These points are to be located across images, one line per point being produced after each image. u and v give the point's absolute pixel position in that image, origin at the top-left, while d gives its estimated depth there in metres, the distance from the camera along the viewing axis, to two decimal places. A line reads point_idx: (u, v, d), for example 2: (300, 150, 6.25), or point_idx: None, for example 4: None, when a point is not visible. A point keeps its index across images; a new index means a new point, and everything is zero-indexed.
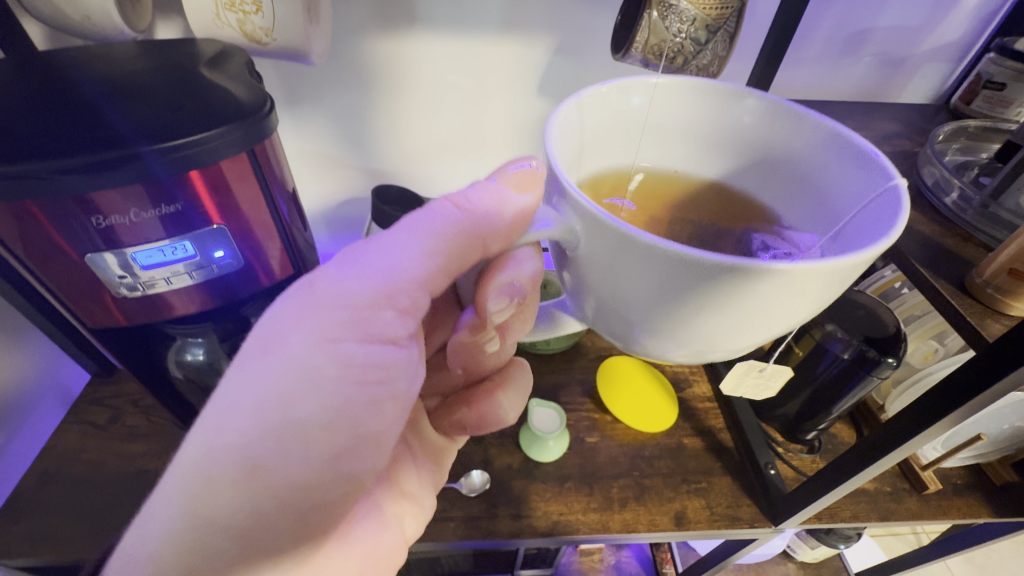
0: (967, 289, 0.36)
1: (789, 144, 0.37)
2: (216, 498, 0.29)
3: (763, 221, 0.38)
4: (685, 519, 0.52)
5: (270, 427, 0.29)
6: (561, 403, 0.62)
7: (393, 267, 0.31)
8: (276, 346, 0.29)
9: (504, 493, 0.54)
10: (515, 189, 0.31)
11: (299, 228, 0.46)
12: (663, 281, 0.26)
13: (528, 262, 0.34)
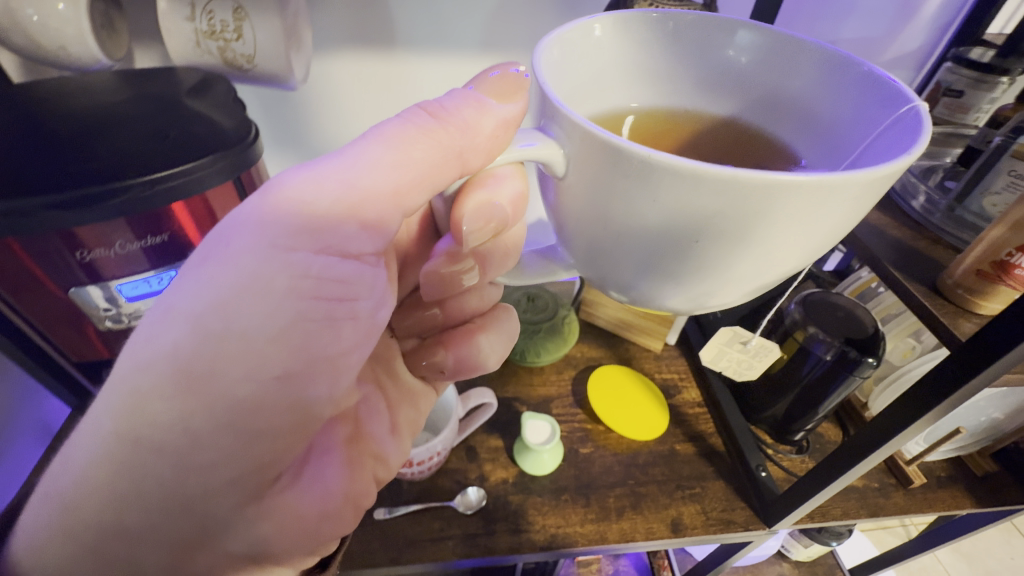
0: (939, 290, 0.37)
1: (791, 78, 0.34)
2: (163, 406, 0.29)
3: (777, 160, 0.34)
4: (682, 526, 0.53)
5: (214, 333, 0.29)
6: (553, 415, 0.62)
7: (357, 173, 0.30)
8: (228, 248, 0.29)
9: (501, 508, 0.53)
10: (496, 97, 0.31)
11: None
12: (653, 201, 0.23)
13: (508, 183, 0.33)
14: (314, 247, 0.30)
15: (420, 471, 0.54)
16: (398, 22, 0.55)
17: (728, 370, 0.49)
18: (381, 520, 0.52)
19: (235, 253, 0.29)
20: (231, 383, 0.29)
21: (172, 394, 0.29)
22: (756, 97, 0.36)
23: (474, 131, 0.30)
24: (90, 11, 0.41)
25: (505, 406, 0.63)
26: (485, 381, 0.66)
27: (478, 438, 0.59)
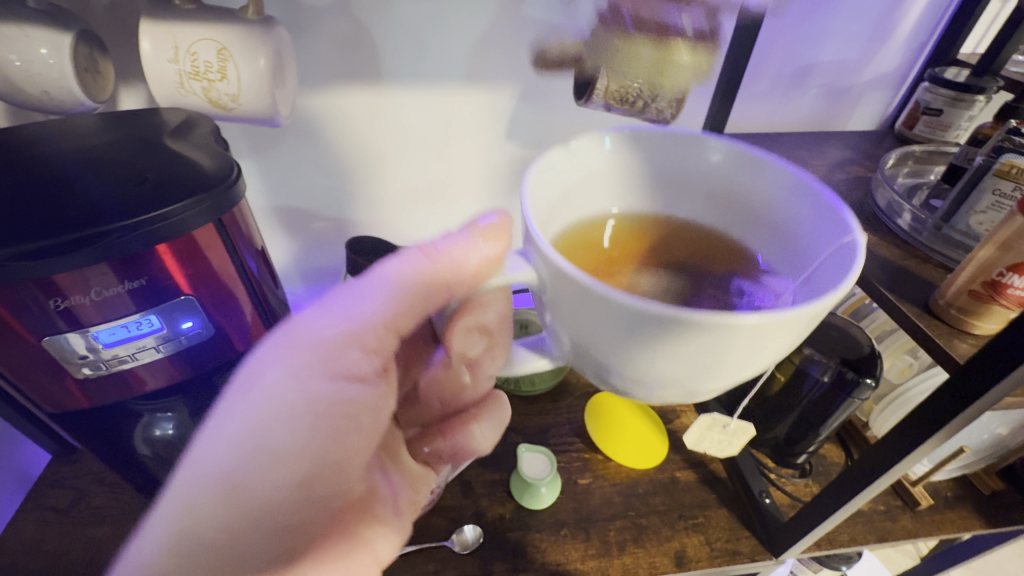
0: (932, 311, 0.37)
1: (756, 190, 0.34)
2: (181, 527, 0.29)
3: (737, 267, 0.34)
4: (686, 559, 0.51)
5: (244, 452, 0.30)
6: (550, 445, 0.61)
7: (360, 309, 0.32)
8: (255, 381, 0.31)
9: (498, 546, 0.52)
10: (483, 241, 0.30)
11: (269, 286, 0.45)
12: (623, 333, 0.24)
13: (495, 305, 0.31)
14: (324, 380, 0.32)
15: None
16: (383, 57, 0.56)
17: (710, 450, 0.49)
18: None
19: (258, 386, 0.31)
20: (248, 507, 0.30)
21: (193, 515, 0.30)
22: (723, 197, 0.36)
23: (459, 277, 0.29)
24: (74, 54, 0.41)
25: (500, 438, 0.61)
26: None
27: (474, 472, 0.58)
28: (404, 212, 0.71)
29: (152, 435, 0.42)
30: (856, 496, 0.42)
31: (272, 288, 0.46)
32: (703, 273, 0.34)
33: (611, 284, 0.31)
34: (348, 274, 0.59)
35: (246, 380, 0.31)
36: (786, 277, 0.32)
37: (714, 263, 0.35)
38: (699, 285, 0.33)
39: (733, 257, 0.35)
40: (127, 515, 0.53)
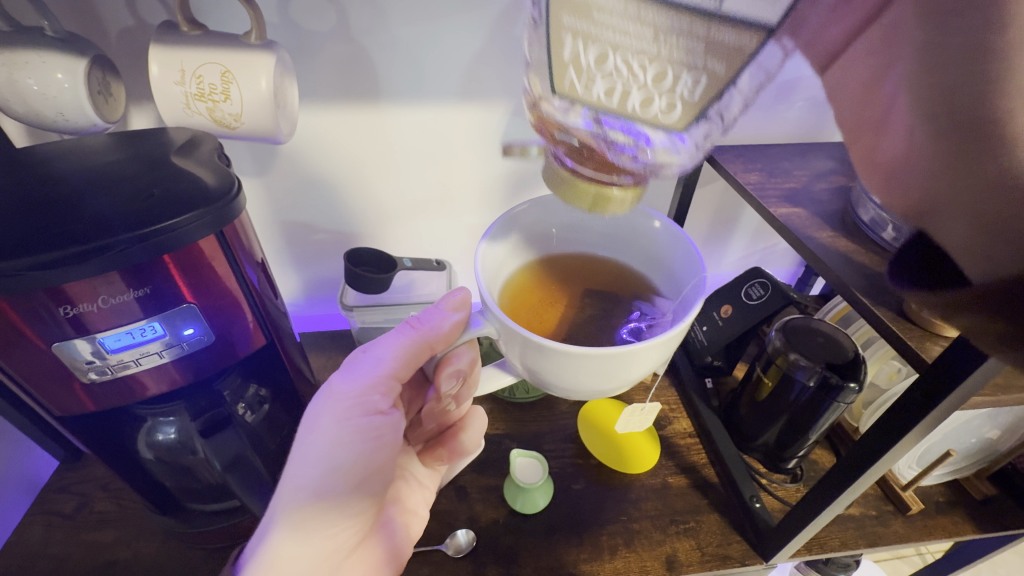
0: (906, 316, 0.38)
1: (648, 237, 0.48)
2: (291, 540, 0.38)
3: (640, 293, 0.48)
4: (677, 563, 0.52)
5: (321, 473, 0.39)
6: (544, 451, 0.62)
7: (376, 365, 0.43)
8: (316, 425, 0.41)
9: (492, 550, 0.52)
10: (452, 311, 0.43)
11: (270, 296, 0.47)
12: (560, 364, 0.36)
13: (465, 355, 0.42)
14: (365, 418, 0.41)
15: None
16: (380, 77, 0.58)
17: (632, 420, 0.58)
18: None
19: (322, 426, 0.40)
20: (336, 509, 0.40)
21: (299, 529, 0.38)
22: (632, 246, 0.50)
23: (445, 334, 0.42)
24: (88, 77, 0.44)
25: (495, 444, 0.62)
26: None
27: (468, 478, 0.59)
28: (402, 224, 0.73)
29: (155, 440, 0.43)
30: (840, 497, 0.42)
31: (272, 301, 0.48)
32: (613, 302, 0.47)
33: (548, 311, 0.45)
34: (347, 285, 0.61)
35: (311, 418, 0.41)
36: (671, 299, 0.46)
37: (614, 295, 0.48)
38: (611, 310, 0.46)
39: (636, 290, 0.48)
40: (130, 520, 0.54)
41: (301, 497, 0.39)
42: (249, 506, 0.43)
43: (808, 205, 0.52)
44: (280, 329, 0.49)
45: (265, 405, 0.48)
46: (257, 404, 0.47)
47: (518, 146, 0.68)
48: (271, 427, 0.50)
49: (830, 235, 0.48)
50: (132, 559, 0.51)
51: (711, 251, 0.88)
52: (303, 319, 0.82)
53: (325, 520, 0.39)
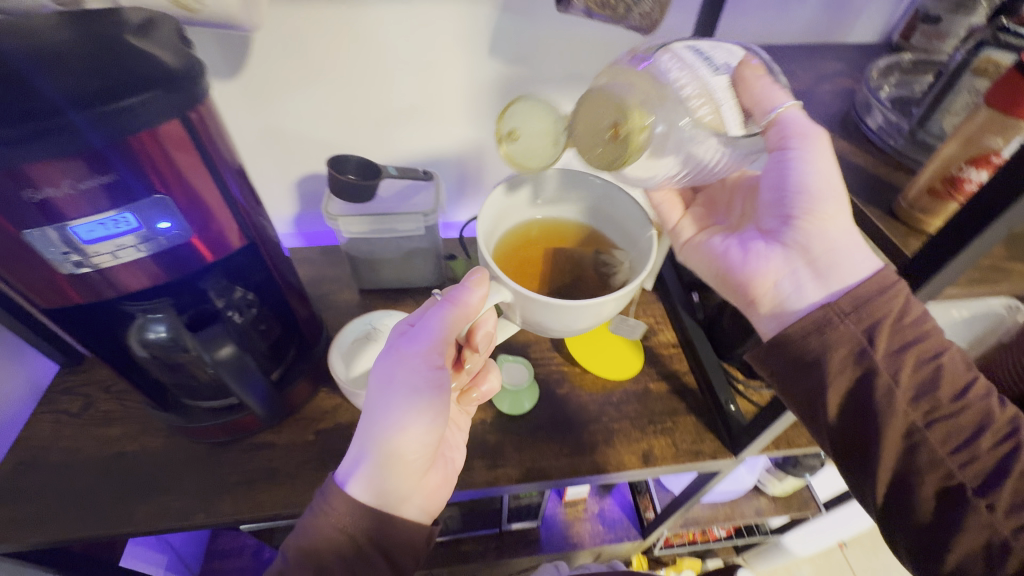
0: (895, 215, 0.38)
1: (615, 200, 0.52)
2: (380, 474, 0.41)
3: (605, 248, 0.53)
4: (652, 457, 0.55)
5: (399, 418, 0.41)
6: (531, 359, 0.64)
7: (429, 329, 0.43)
8: (389, 375, 0.42)
9: (478, 445, 0.56)
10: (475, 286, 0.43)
11: (253, 205, 0.46)
12: (547, 313, 0.43)
13: (489, 320, 0.46)
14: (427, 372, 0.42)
15: None
16: None
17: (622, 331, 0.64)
18: None
19: (394, 378, 0.42)
20: (417, 446, 0.42)
21: (385, 464, 0.41)
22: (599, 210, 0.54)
23: (475, 308, 0.43)
24: None
25: None
26: None
27: None
28: (389, 134, 0.71)
29: (147, 337, 0.42)
30: None
31: (259, 212, 0.48)
32: (584, 259, 0.52)
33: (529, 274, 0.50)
34: (333, 193, 0.60)
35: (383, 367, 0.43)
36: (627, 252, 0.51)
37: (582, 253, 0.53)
38: (582, 267, 0.52)
39: (602, 247, 0.53)
40: (134, 417, 0.57)
41: (386, 435, 0.41)
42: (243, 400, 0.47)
43: (810, 107, 0.50)
44: (266, 238, 0.49)
45: (254, 309, 0.49)
46: (244, 306, 0.48)
47: (507, 47, 0.63)
48: (260, 329, 0.51)
49: (828, 135, 0.46)
50: (140, 451, 0.54)
51: None
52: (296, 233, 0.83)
53: (409, 454, 0.42)
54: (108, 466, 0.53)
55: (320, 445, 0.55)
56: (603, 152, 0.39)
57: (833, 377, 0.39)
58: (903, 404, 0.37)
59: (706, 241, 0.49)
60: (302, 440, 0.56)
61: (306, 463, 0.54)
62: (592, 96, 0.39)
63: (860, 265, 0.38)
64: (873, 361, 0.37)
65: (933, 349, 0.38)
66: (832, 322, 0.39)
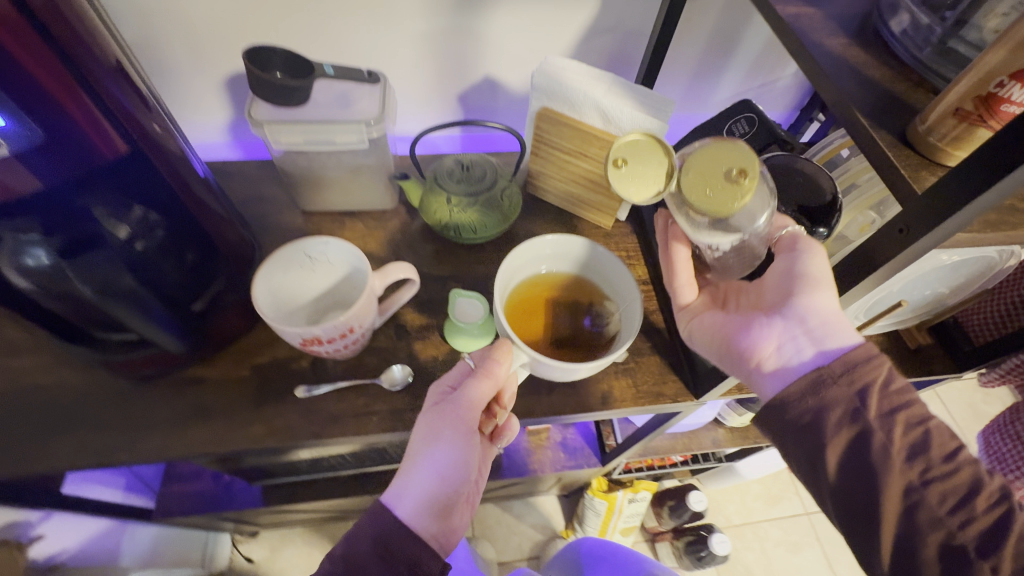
0: (907, 141, 0.31)
1: (602, 259, 0.53)
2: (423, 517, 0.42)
3: (595, 300, 0.55)
4: (611, 399, 0.53)
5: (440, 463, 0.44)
6: (490, 294, 0.59)
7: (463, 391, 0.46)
8: (429, 427, 0.45)
9: (428, 383, 0.52)
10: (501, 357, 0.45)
11: (147, 112, 0.39)
12: (552, 369, 0.46)
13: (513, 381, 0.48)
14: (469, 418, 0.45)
15: (336, 348, 0.48)
16: None
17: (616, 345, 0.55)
18: (302, 398, 0.50)
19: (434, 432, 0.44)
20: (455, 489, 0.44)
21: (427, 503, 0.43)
22: (589, 267, 0.55)
23: (502, 375, 0.45)
24: None
25: (438, 286, 0.59)
26: (418, 260, 0.61)
27: (407, 317, 0.56)
28: (326, 19, 0.60)
29: (24, 264, 0.36)
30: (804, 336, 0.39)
31: (153, 117, 0.40)
32: (579, 310, 0.54)
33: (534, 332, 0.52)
34: (255, 93, 0.50)
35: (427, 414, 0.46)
36: (614, 305, 0.53)
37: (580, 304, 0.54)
38: (579, 319, 0.53)
39: (594, 298, 0.55)
40: (40, 347, 0.51)
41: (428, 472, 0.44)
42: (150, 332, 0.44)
43: (826, 3, 0.41)
44: (170, 151, 0.42)
45: (159, 231, 0.42)
46: (149, 230, 0.41)
47: None
48: (173, 255, 0.44)
49: (841, 41, 0.38)
50: (50, 385, 0.49)
51: (700, 85, 0.76)
52: (231, 143, 0.73)
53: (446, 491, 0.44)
54: (13, 401, 0.48)
55: (256, 381, 0.51)
56: (715, 194, 0.39)
57: (833, 432, 0.39)
58: (898, 464, 0.38)
59: (711, 312, 0.48)
60: (234, 376, 0.51)
61: (241, 399, 0.50)
62: (716, 147, 0.40)
63: (849, 338, 0.40)
64: (867, 422, 0.38)
65: (921, 414, 0.39)
66: (824, 383, 0.40)
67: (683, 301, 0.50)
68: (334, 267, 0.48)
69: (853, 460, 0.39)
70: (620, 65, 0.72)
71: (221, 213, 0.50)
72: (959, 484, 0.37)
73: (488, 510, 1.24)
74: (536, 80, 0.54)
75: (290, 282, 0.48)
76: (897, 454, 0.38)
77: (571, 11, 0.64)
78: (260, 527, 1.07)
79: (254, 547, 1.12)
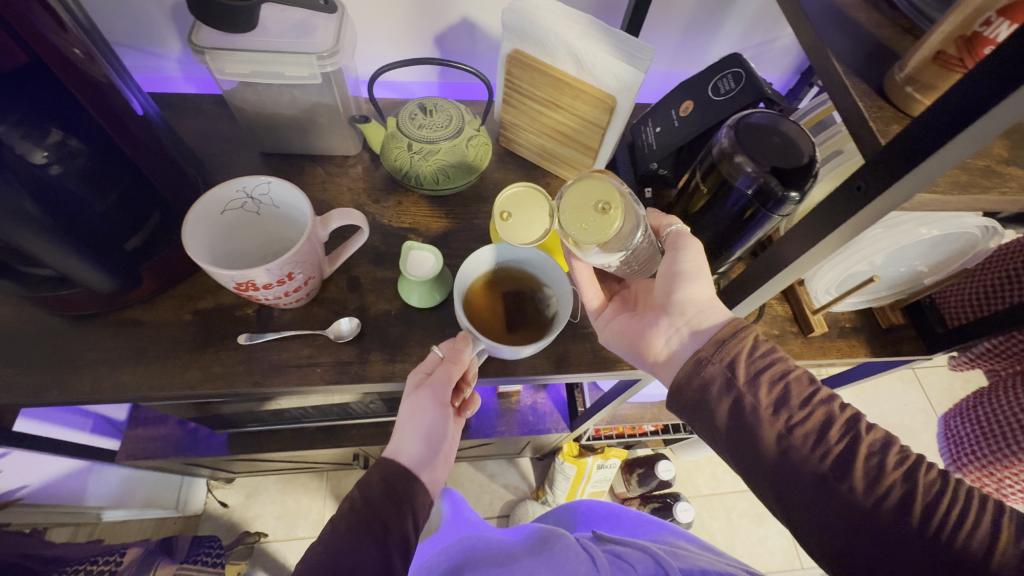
0: (883, 91, 0.28)
1: (527, 254, 0.51)
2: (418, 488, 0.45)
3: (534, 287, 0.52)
4: (567, 361, 0.52)
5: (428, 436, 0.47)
6: (450, 250, 0.57)
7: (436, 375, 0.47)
8: (413, 408, 0.46)
9: (378, 337, 0.51)
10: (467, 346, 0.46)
11: (64, 35, 0.37)
12: (503, 349, 0.46)
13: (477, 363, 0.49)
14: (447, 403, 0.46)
15: (286, 296, 0.47)
16: None
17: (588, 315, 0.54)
18: (244, 345, 0.49)
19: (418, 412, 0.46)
20: (440, 457, 0.48)
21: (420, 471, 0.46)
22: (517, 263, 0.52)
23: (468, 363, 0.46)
24: None
25: (398, 238, 0.57)
26: (377, 211, 0.58)
27: (361, 268, 0.54)
28: None
29: None
30: (772, 280, 0.37)
31: (73, 41, 0.38)
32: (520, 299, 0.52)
33: (488, 323, 0.50)
34: (195, 17, 0.46)
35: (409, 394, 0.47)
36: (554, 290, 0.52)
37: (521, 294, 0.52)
38: (523, 307, 0.51)
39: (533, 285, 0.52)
40: None
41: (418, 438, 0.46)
42: (74, 270, 0.41)
43: None
44: (94, 80, 0.39)
45: (81, 160, 0.40)
46: (69, 157, 0.39)
47: None
48: (103, 187, 0.41)
49: None
50: None
51: (694, 39, 0.71)
52: (188, 78, 0.69)
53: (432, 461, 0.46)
54: None
55: (197, 326, 0.49)
56: (590, 228, 0.41)
57: (715, 403, 0.39)
58: (765, 418, 0.38)
59: (616, 314, 0.49)
60: (176, 320, 0.49)
61: (180, 343, 0.48)
62: (585, 180, 0.43)
63: (717, 316, 0.42)
64: (738, 390, 0.38)
65: (781, 371, 0.38)
66: (702, 363, 0.40)
67: (594, 309, 0.50)
68: (279, 211, 0.46)
69: (739, 427, 0.39)
70: (609, 12, 0.67)
71: (165, 153, 0.48)
72: (812, 424, 0.37)
73: (463, 469, 1.26)
74: (506, 18, 0.50)
75: (230, 224, 0.45)
76: (764, 411, 0.38)
77: None
78: (234, 474, 1.07)
79: (229, 493, 1.13)
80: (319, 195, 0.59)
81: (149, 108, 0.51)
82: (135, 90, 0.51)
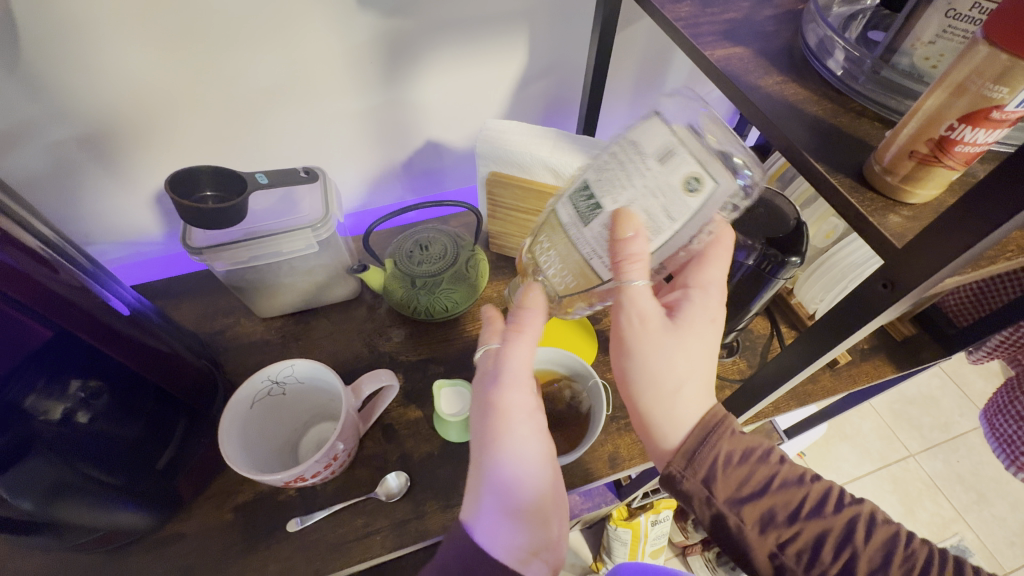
0: (865, 179, 0.31)
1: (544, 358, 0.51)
2: (489, 493, 0.37)
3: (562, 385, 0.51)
4: (619, 460, 0.51)
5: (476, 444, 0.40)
6: (472, 371, 0.56)
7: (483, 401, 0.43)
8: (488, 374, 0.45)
9: (428, 483, 0.49)
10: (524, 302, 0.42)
11: (64, 274, 0.36)
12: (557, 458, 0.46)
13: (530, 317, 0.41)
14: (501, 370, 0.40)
15: (322, 475, 0.45)
16: None
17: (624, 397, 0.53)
18: (295, 531, 0.47)
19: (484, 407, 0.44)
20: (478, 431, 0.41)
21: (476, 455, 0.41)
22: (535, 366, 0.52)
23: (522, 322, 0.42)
24: None
25: (420, 372, 0.56)
26: (392, 349, 0.58)
27: (392, 414, 0.53)
28: (256, 118, 0.58)
29: None
30: (811, 362, 0.38)
31: (70, 273, 0.36)
32: (550, 400, 0.50)
33: None
34: (187, 221, 0.46)
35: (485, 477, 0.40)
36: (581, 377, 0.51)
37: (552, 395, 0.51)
38: (557, 408, 0.50)
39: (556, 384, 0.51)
40: None
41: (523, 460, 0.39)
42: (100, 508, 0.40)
43: (750, 41, 0.41)
44: (100, 304, 0.38)
45: (103, 395, 0.38)
46: (91, 398, 0.37)
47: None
48: (128, 414, 0.40)
49: (777, 79, 0.38)
50: None
51: (641, 110, 0.76)
52: (171, 254, 0.69)
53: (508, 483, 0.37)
54: None
55: (242, 524, 0.47)
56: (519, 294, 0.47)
57: (699, 514, 0.38)
58: (752, 536, 0.37)
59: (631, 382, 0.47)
60: (218, 522, 0.47)
61: (227, 549, 0.46)
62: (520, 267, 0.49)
63: (671, 426, 0.38)
64: (719, 507, 0.37)
65: (766, 478, 0.38)
66: (676, 477, 0.38)
67: None
68: (304, 385, 0.46)
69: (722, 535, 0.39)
70: (560, 105, 0.72)
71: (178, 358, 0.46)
72: (802, 541, 0.36)
73: None
74: (478, 147, 0.53)
75: (258, 416, 0.45)
76: (749, 528, 0.37)
77: (500, 67, 0.63)
78: None
79: None
80: (330, 347, 0.58)
81: (137, 303, 0.46)
82: (115, 285, 0.44)
